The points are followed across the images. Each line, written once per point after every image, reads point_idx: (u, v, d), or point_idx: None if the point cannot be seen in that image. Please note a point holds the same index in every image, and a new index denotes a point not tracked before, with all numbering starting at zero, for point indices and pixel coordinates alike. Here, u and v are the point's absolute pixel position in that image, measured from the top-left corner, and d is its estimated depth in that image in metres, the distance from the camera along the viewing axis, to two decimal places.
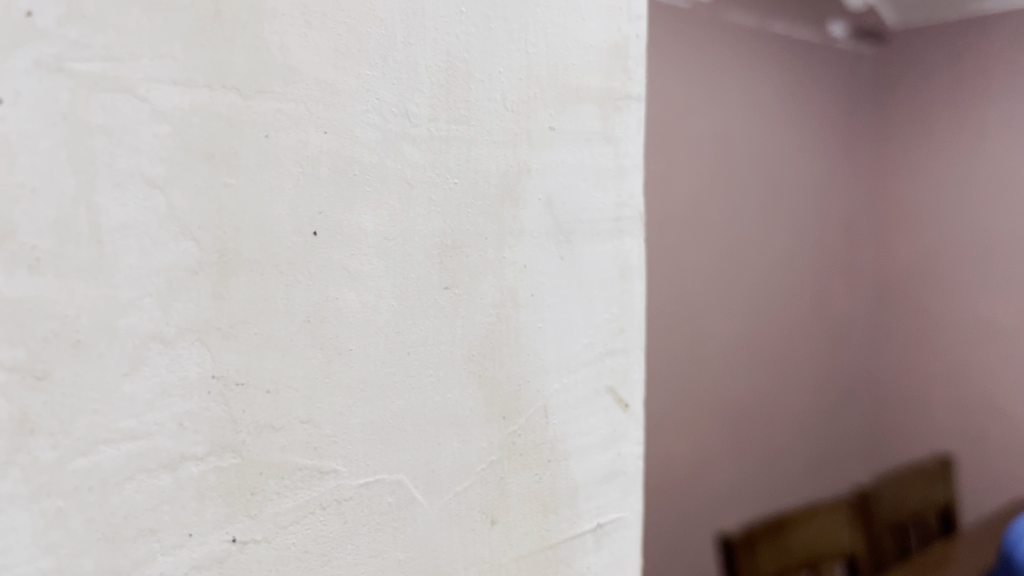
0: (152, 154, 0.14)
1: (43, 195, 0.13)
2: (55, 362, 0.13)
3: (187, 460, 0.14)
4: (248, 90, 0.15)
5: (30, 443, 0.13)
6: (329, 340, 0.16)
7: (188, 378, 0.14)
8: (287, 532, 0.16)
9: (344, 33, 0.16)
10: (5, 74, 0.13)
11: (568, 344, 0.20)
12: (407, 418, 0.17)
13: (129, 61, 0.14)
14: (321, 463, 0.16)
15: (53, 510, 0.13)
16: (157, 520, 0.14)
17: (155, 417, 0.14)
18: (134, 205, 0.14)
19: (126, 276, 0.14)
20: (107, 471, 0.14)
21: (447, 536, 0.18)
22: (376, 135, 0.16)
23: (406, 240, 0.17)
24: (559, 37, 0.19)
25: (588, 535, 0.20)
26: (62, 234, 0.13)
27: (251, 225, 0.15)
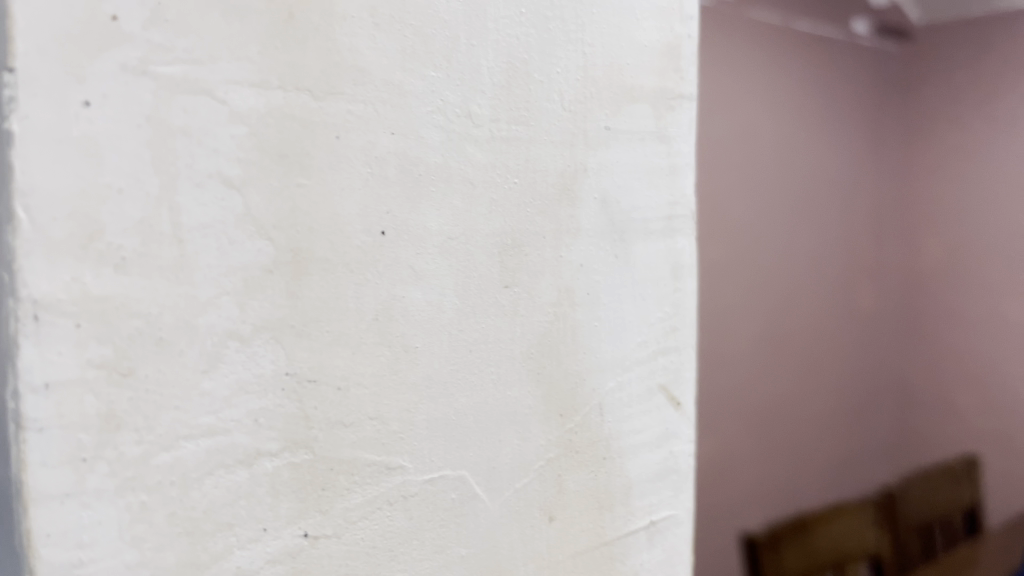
0: (230, 155, 0.14)
1: (128, 196, 0.13)
2: (138, 360, 0.13)
3: (263, 456, 0.15)
4: (320, 91, 0.15)
5: (117, 438, 0.13)
6: (396, 338, 0.16)
7: (263, 375, 0.15)
8: (357, 528, 0.16)
9: (411, 35, 0.16)
10: (92, 77, 0.13)
11: (623, 342, 0.20)
12: (469, 415, 0.17)
13: (208, 63, 0.14)
14: (389, 459, 0.16)
15: (138, 504, 0.14)
16: (234, 515, 0.14)
17: (232, 413, 0.14)
18: (212, 205, 0.14)
19: (206, 275, 0.14)
20: (188, 466, 0.14)
21: (507, 533, 0.18)
22: (440, 135, 0.17)
23: (470, 239, 0.17)
24: (614, 37, 0.19)
25: (642, 533, 0.20)
26: (145, 234, 0.13)
27: (323, 225, 0.15)
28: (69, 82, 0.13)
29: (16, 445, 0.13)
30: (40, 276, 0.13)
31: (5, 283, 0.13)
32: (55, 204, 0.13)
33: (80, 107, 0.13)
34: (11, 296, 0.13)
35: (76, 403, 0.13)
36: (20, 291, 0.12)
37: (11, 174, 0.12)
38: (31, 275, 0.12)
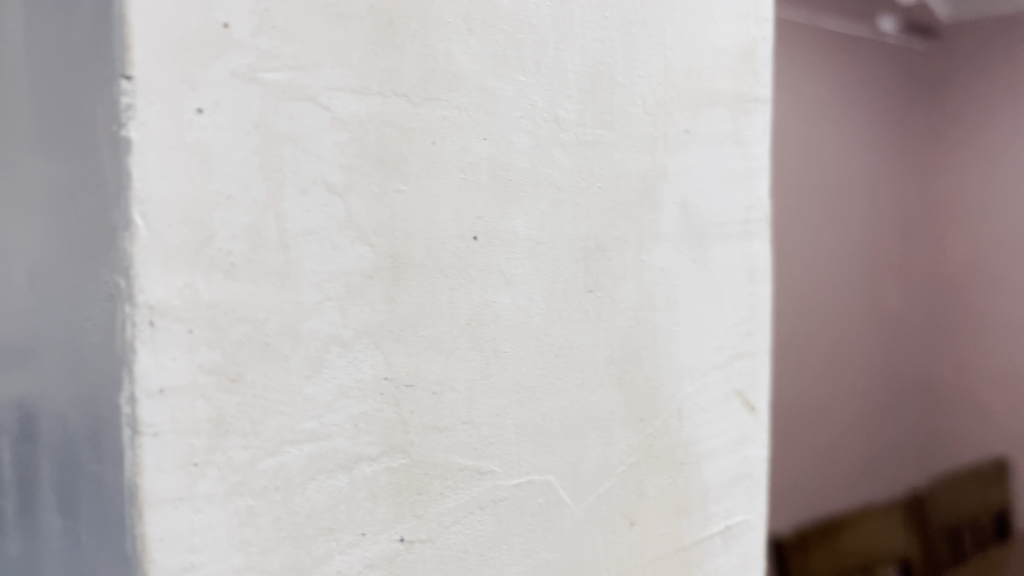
0: (333, 161, 0.14)
1: (237, 202, 0.13)
2: (246, 365, 0.14)
3: (362, 461, 0.15)
4: (418, 97, 0.15)
5: (226, 443, 0.13)
6: (486, 342, 0.16)
7: (363, 380, 0.15)
8: (449, 532, 0.16)
9: (501, 40, 0.16)
10: (205, 85, 0.13)
11: (701, 346, 0.20)
12: (555, 420, 0.17)
13: (312, 70, 0.14)
14: (479, 463, 0.16)
15: (245, 508, 0.14)
16: (334, 520, 0.15)
17: (334, 418, 0.14)
18: (316, 211, 0.14)
19: (310, 281, 0.14)
20: (291, 471, 0.14)
21: (591, 538, 0.18)
22: (529, 140, 0.17)
23: (557, 244, 0.17)
24: (694, 40, 0.19)
25: (718, 537, 0.20)
26: (254, 240, 0.13)
27: (419, 231, 0.15)
28: (182, 90, 0.13)
29: (132, 449, 0.13)
30: (155, 282, 0.13)
31: (123, 289, 0.13)
32: (169, 211, 0.13)
33: (193, 114, 0.13)
34: (128, 302, 0.13)
35: (188, 408, 0.13)
36: (137, 297, 0.13)
37: (129, 181, 0.12)
38: (147, 282, 0.13)
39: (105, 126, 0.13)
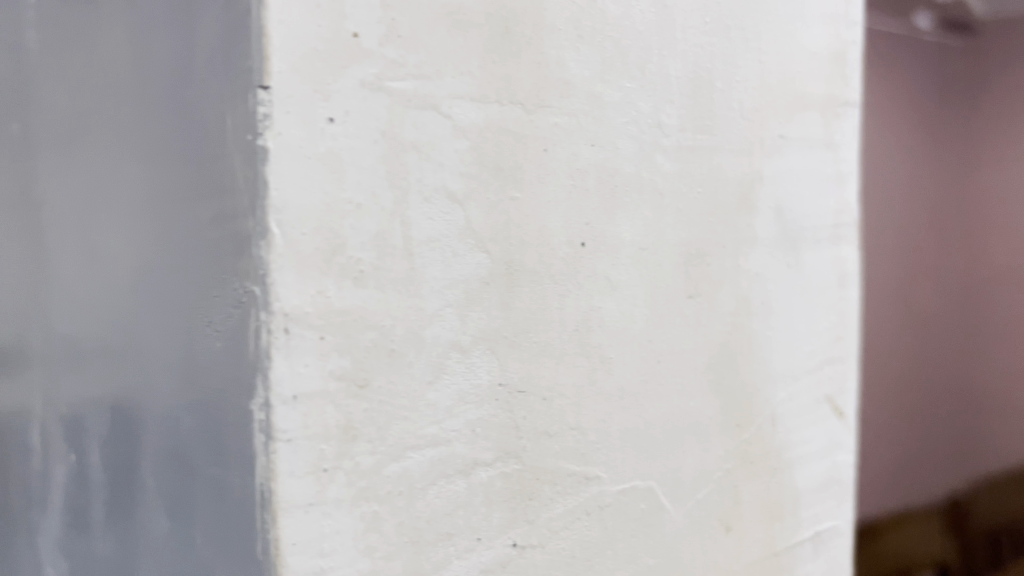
0: (454, 168, 0.14)
1: (366, 211, 0.13)
2: (373, 371, 0.14)
3: (479, 466, 0.15)
4: (532, 104, 0.15)
5: (353, 448, 0.13)
6: (595, 348, 0.16)
7: (480, 387, 0.15)
8: (559, 537, 0.16)
9: (609, 46, 0.16)
10: (335, 94, 0.13)
11: (793, 351, 0.20)
12: (657, 425, 0.17)
13: (435, 78, 0.14)
14: (587, 469, 0.16)
15: (370, 513, 0.14)
16: (453, 524, 0.15)
17: (453, 424, 0.14)
18: (437, 218, 0.14)
19: (432, 288, 0.14)
20: (414, 476, 0.14)
21: (690, 544, 0.18)
22: (634, 145, 0.17)
23: (661, 250, 0.17)
24: (787, 44, 0.19)
25: (808, 543, 0.20)
26: (380, 248, 0.14)
27: (532, 237, 0.15)
28: (315, 99, 0.13)
29: (267, 454, 0.13)
30: (290, 289, 0.13)
31: (258, 296, 0.13)
32: (303, 218, 0.13)
33: (324, 123, 0.13)
34: (263, 309, 0.13)
35: (318, 415, 0.13)
36: (272, 305, 0.13)
37: (266, 190, 0.13)
38: (282, 289, 0.13)
39: (239, 136, 0.13)
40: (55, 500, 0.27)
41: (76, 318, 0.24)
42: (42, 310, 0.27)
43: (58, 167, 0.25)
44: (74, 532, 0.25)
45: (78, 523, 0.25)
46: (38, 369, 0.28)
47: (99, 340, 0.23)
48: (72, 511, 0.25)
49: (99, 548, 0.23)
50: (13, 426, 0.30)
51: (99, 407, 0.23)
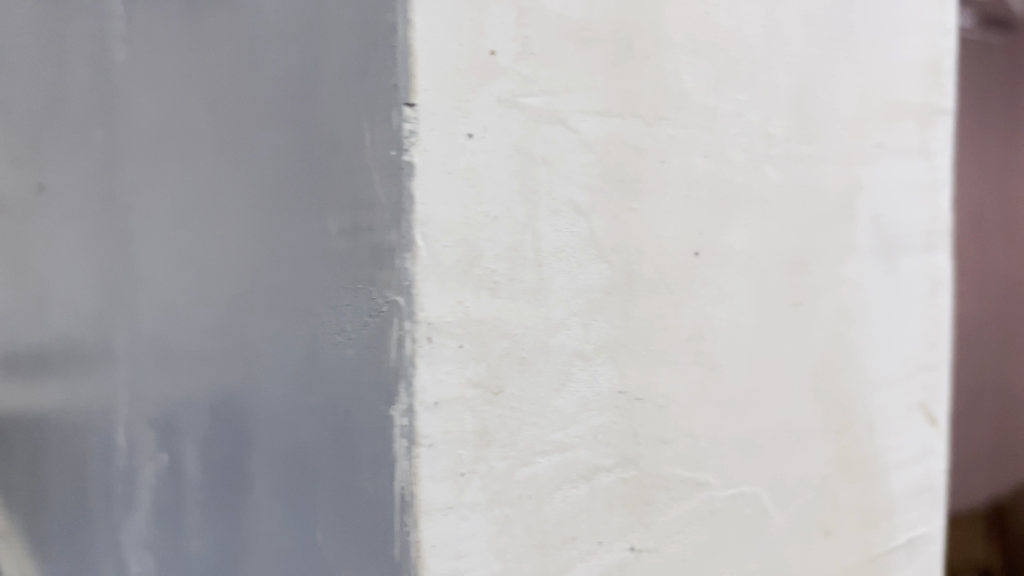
0: (580, 181, 0.15)
1: (501, 223, 0.14)
2: (506, 379, 0.14)
3: (600, 471, 0.15)
4: (652, 117, 0.15)
5: (487, 453, 0.14)
6: (706, 356, 0.17)
7: (602, 394, 0.15)
8: (672, 542, 0.16)
9: (722, 59, 0.16)
10: (475, 110, 0.14)
11: (890, 358, 0.20)
12: (763, 432, 0.18)
13: (564, 94, 0.14)
14: (698, 475, 0.17)
15: (502, 516, 0.14)
16: (578, 527, 0.15)
17: (577, 430, 0.15)
18: (565, 230, 0.15)
19: (559, 298, 0.15)
20: (542, 481, 0.15)
21: (793, 549, 0.18)
22: (744, 156, 0.17)
23: (767, 259, 0.17)
24: (886, 53, 0.19)
25: (901, 550, 0.20)
26: (514, 259, 0.14)
27: (650, 248, 0.16)
28: (456, 116, 0.13)
29: (409, 458, 0.13)
30: (433, 300, 0.13)
31: (402, 307, 0.13)
32: (445, 231, 0.13)
33: (464, 139, 0.13)
34: (407, 319, 0.13)
35: (456, 421, 0.14)
36: (417, 315, 0.13)
37: (412, 204, 0.13)
38: (426, 300, 0.13)
39: (382, 150, 0.13)
40: (141, 499, 0.27)
41: (162, 323, 0.25)
42: (125, 314, 0.28)
43: (142, 173, 0.26)
44: (163, 531, 0.26)
45: (168, 522, 0.25)
46: (121, 370, 0.28)
47: (184, 345, 0.23)
48: (162, 510, 0.26)
49: (191, 548, 0.24)
50: (96, 426, 0.31)
51: (191, 410, 0.23)
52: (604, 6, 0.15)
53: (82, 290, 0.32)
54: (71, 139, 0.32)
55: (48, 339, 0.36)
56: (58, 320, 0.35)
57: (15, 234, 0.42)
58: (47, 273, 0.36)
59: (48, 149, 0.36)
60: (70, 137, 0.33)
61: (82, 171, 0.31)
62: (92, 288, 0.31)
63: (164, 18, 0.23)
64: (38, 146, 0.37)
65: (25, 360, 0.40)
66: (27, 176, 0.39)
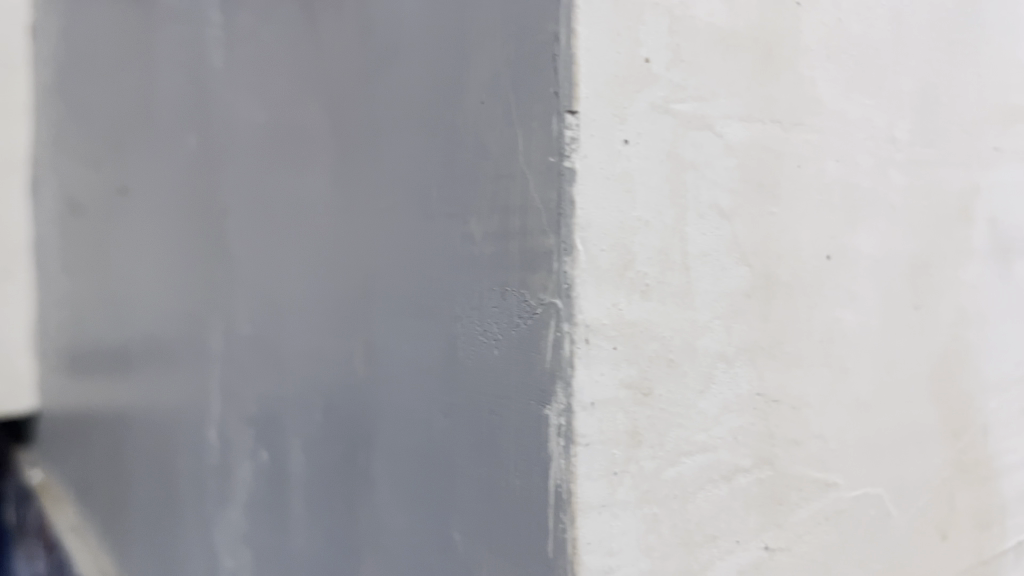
0: (724, 186, 0.15)
1: (653, 227, 0.14)
2: (656, 380, 0.14)
3: (739, 472, 0.15)
4: (789, 123, 0.16)
5: (638, 453, 0.14)
6: (835, 358, 0.17)
7: (741, 395, 0.15)
8: (803, 541, 0.16)
9: (853, 64, 0.17)
10: (630, 117, 0.14)
11: (1004, 361, 0.20)
12: (886, 434, 0.18)
13: (710, 100, 0.15)
14: (828, 476, 0.17)
15: (651, 515, 0.14)
16: (717, 526, 0.15)
17: (719, 431, 0.15)
18: (710, 234, 0.15)
19: (705, 300, 0.15)
20: (687, 480, 0.15)
21: (912, 551, 0.18)
22: (872, 160, 0.17)
23: (892, 262, 0.18)
24: (1002, 57, 0.19)
25: (1011, 552, 0.20)
26: (664, 263, 0.14)
27: (786, 252, 0.16)
28: (613, 122, 0.14)
29: (566, 457, 0.14)
30: (591, 302, 0.14)
31: (560, 309, 0.13)
32: (603, 236, 0.14)
33: (620, 145, 0.14)
34: (565, 320, 0.13)
35: (610, 421, 0.14)
36: (576, 317, 0.13)
37: (572, 209, 0.13)
38: (586, 302, 0.13)
39: (539, 156, 0.14)
40: (238, 495, 0.28)
41: (268, 322, 0.25)
42: (224, 313, 0.28)
43: (247, 177, 0.26)
44: (262, 526, 0.26)
45: (269, 518, 0.26)
46: (217, 369, 0.29)
47: (295, 344, 0.24)
48: (261, 506, 0.26)
49: (295, 543, 0.24)
50: (187, 423, 0.32)
51: (301, 408, 0.24)
52: (748, 13, 0.15)
53: (174, 291, 0.33)
54: (164, 144, 0.33)
55: (134, 338, 0.37)
56: (144, 319, 0.36)
57: (97, 235, 0.43)
58: (134, 274, 0.37)
59: (138, 154, 0.37)
60: (163, 142, 0.34)
61: (177, 175, 0.32)
62: (186, 288, 0.32)
63: (279, 27, 0.24)
64: (127, 150, 0.38)
65: (107, 358, 0.41)
66: (113, 180, 0.40)
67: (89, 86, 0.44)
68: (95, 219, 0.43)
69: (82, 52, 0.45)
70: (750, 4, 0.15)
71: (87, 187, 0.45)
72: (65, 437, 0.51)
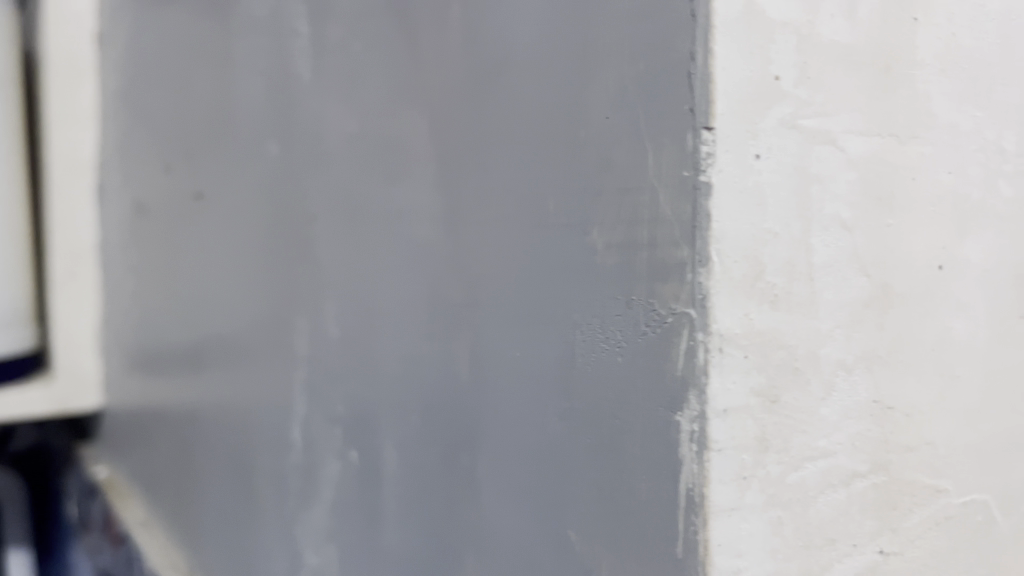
0: (845, 199, 0.15)
1: (781, 240, 0.15)
2: (782, 387, 0.15)
3: (856, 477, 0.16)
4: (906, 136, 0.16)
5: (765, 458, 0.15)
6: (946, 366, 0.17)
7: (859, 402, 0.16)
8: (914, 546, 0.17)
9: (965, 78, 0.17)
10: (762, 133, 0.14)
11: None
12: (991, 441, 0.18)
13: (834, 115, 0.15)
14: (937, 482, 0.17)
15: (776, 518, 0.15)
16: (836, 530, 0.16)
17: (837, 437, 0.16)
18: (832, 245, 0.15)
19: (827, 310, 0.15)
20: (809, 485, 0.15)
21: (1013, 555, 0.19)
22: (982, 171, 0.17)
23: (999, 272, 0.18)
24: None
25: None
26: (790, 274, 0.15)
27: (902, 262, 0.16)
28: (746, 138, 0.14)
29: (699, 462, 0.14)
30: (724, 312, 0.14)
31: (694, 319, 0.14)
32: (736, 248, 0.14)
33: (753, 160, 0.14)
34: (699, 330, 0.14)
35: (741, 427, 0.14)
36: (710, 327, 0.14)
37: (708, 222, 0.14)
38: (719, 312, 0.14)
39: (671, 171, 0.14)
40: (322, 493, 0.29)
41: (358, 327, 0.26)
42: (309, 316, 0.29)
43: (337, 183, 0.27)
44: (350, 525, 0.27)
45: (357, 516, 0.27)
46: (301, 370, 0.30)
47: (387, 348, 0.24)
48: (349, 504, 0.27)
49: (387, 542, 0.25)
50: (265, 423, 0.33)
51: (393, 410, 0.24)
52: (868, 29, 0.15)
53: (252, 294, 0.34)
54: (241, 150, 0.34)
55: (207, 339, 0.39)
56: (219, 320, 0.37)
57: (165, 238, 0.44)
58: (207, 277, 0.38)
59: (211, 159, 0.38)
60: (240, 148, 0.34)
61: (255, 180, 0.33)
62: (265, 292, 0.33)
63: (371, 37, 0.25)
64: (199, 156, 0.39)
65: (176, 359, 0.43)
66: (183, 184, 0.41)
67: (154, 92, 0.45)
68: (163, 222, 0.44)
69: (149, 60, 0.46)
70: (871, 20, 0.15)
71: (152, 191, 0.46)
72: (130, 435, 0.52)
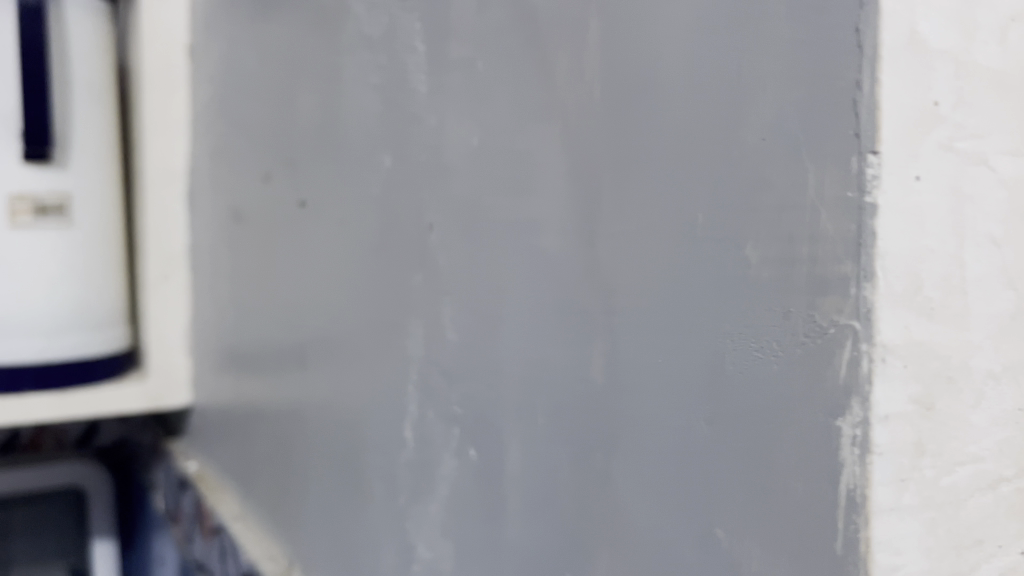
0: (995, 216, 0.16)
1: (938, 256, 0.16)
2: (937, 395, 0.16)
3: (1001, 481, 0.17)
4: None
5: (923, 463, 0.15)
6: None
7: (1005, 410, 0.17)
8: None
9: None
10: (922, 155, 0.15)
11: None
12: None
13: (986, 137, 0.16)
14: None
15: (931, 519, 0.16)
16: (984, 532, 0.17)
17: (985, 443, 0.17)
18: (983, 261, 0.16)
19: (978, 322, 0.16)
20: (960, 488, 0.16)
21: None
22: None
23: None
24: None
25: None
26: (946, 288, 0.16)
27: None
28: (908, 161, 0.15)
29: (861, 465, 0.15)
30: (887, 324, 0.15)
31: (858, 331, 0.15)
32: (898, 265, 0.15)
33: (914, 181, 0.15)
34: (863, 340, 0.15)
35: (900, 433, 0.15)
36: (874, 338, 0.15)
37: (874, 240, 0.15)
38: (883, 324, 0.15)
39: (834, 192, 0.15)
40: (438, 490, 0.30)
41: (481, 332, 0.27)
42: (425, 321, 0.31)
43: (458, 196, 0.29)
44: (467, 520, 0.29)
45: (477, 512, 0.28)
46: (416, 372, 0.32)
47: (512, 353, 0.26)
48: (467, 501, 0.29)
49: (510, 535, 0.26)
50: (375, 422, 0.35)
51: (517, 411, 0.26)
52: (1018, 56, 0.16)
53: (362, 299, 0.35)
54: (350, 162, 0.36)
55: (311, 341, 0.40)
56: (324, 324, 0.39)
57: (263, 243, 0.46)
58: (311, 282, 0.40)
59: (315, 169, 0.40)
60: (349, 160, 0.36)
61: (366, 190, 0.35)
62: (376, 297, 0.34)
63: (497, 57, 0.26)
64: (303, 166, 0.41)
65: (276, 359, 0.45)
66: (284, 193, 0.43)
67: (253, 103, 0.47)
68: (260, 228, 0.46)
69: (246, 73, 0.48)
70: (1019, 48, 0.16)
71: (249, 198, 0.48)
72: (221, 431, 0.55)
